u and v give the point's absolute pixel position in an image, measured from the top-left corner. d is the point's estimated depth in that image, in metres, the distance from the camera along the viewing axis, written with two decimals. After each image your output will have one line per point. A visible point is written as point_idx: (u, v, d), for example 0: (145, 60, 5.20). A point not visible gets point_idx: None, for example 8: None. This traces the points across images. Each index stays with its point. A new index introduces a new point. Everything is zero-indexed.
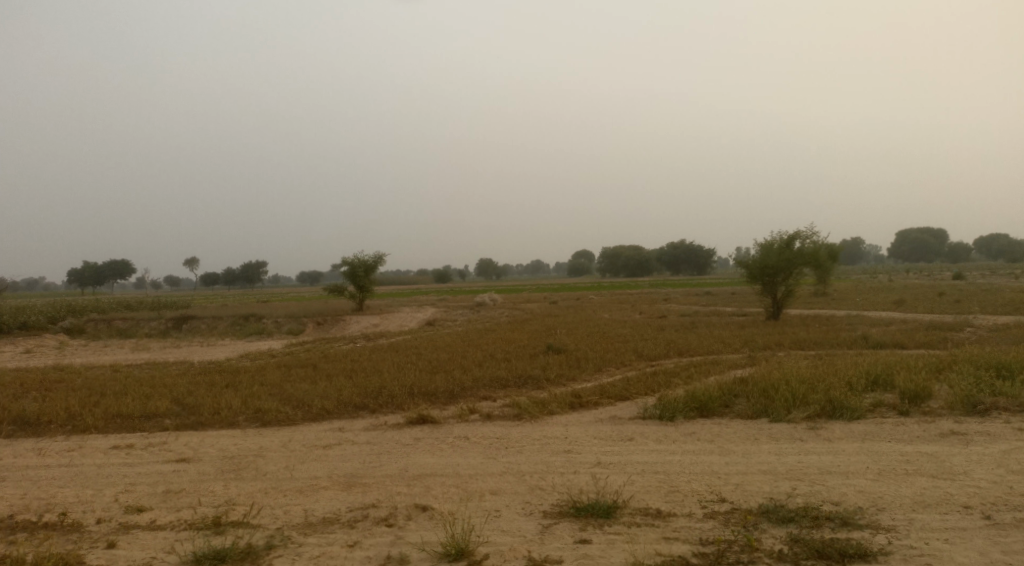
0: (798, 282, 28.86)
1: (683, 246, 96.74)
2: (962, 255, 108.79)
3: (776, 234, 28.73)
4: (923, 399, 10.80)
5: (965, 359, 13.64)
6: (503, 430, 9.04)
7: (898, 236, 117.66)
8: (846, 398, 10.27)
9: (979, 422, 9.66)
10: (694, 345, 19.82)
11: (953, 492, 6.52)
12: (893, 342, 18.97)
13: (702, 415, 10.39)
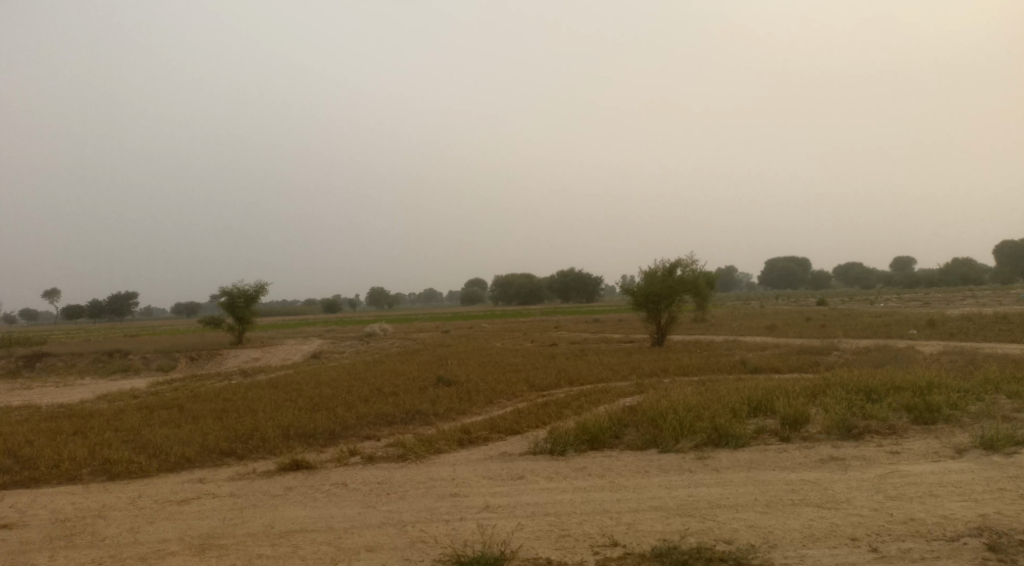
0: (681, 309, 29.73)
1: (574, 275, 98.87)
2: (825, 282, 116.83)
3: (660, 263, 29.51)
4: (802, 424, 11.06)
5: (836, 383, 14.21)
6: (385, 474, 8.45)
7: (769, 264, 125.00)
8: (731, 425, 10.35)
9: (854, 446, 9.94)
10: (584, 373, 19.82)
11: (839, 523, 6.54)
12: (769, 366, 19.70)
13: (591, 447, 10.17)
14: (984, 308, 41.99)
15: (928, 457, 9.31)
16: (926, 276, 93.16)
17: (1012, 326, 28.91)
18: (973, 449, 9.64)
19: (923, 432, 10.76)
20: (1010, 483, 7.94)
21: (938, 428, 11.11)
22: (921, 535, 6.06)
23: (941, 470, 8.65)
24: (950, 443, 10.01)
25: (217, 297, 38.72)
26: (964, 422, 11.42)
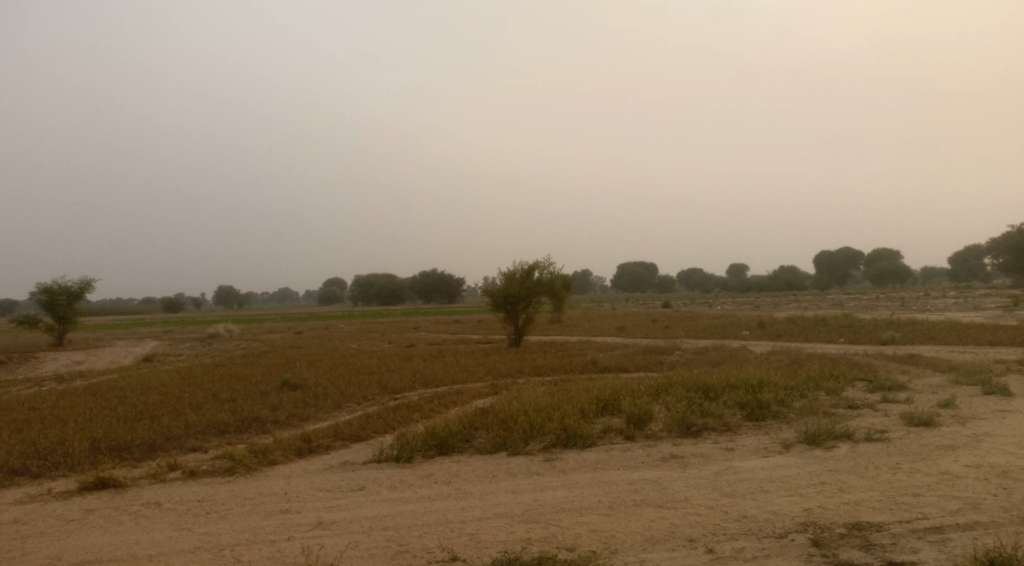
0: (538, 310, 30.10)
1: (435, 275, 98.32)
2: (671, 286, 123.60)
3: (518, 265, 29.66)
4: (646, 422, 11.30)
5: (678, 381, 14.74)
6: (208, 490, 7.67)
7: (621, 268, 130.53)
8: (579, 426, 10.36)
9: (693, 444, 10.24)
10: (438, 375, 19.46)
11: (677, 523, 6.61)
12: (618, 366, 20.25)
13: (439, 453, 9.81)
14: (807, 311, 45.90)
15: (759, 453, 9.74)
16: (759, 282, 100.85)
17: (830, 328, 31.67)
18: (798, 444, 10.23)
19: (755, 428, 11.30)
20: (830, 477, 8.42)
21: (768, 424, 11.74)
22: (753, 533, 6.22)
23: (770, 465, 9.05)
24: (778, 438, 10.56)
25: (34, 294, 34.78)
26: (790, 417, 12.15)
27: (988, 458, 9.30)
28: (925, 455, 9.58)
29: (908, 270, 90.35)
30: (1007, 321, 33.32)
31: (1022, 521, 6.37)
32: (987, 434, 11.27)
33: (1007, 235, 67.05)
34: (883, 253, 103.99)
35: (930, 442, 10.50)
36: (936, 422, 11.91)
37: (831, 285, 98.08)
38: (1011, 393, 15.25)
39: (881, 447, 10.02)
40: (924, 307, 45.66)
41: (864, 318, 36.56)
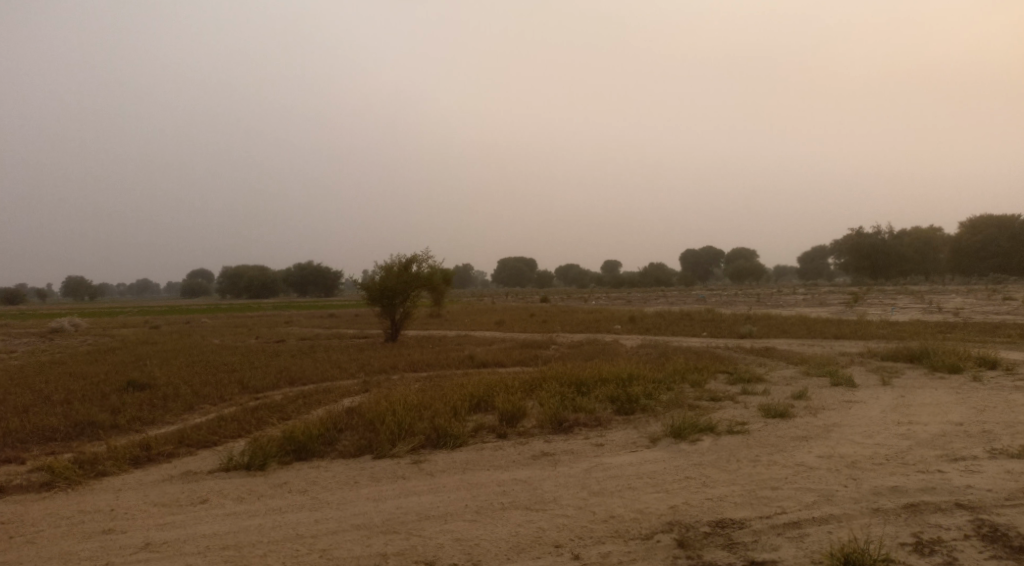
0: (415, 304, 29.45)
1: (310, 267, 94.97)
2: (549, 282, 125.92)
3: (396, 258, 28.84)
4: (518, 419, 11.06)
5: (552, 376, 14.68)
6: (16, 513, 6.68)
7: (500, 263, 131.63)
8: (450, 424, 9.95)
9: (564, 440, 10.10)
10: (307, 372, 18.49)
11: (544, 527, 6.34)
12: (494, 360, 20.04)
13: (297, 458, 9.11)
14: (674, 306, 47.91)
15: (628, 447, 9.72)
16: (630, 278, 104.54)
17: (695, 322, 33.01)
18: (665, 438, 10.31)
19: (624, 422, 11.33)
20: (695, 471, 8.47)
21: (637, 418, 11.82)
22: (620, 535, 6.06)
23: (639, 461, 9.02)
24: (646, 433, 10.62)
25: None
26: (658, 411, 12.30)
27: (837, 448, 9.73)
28: (782, 446, 9.89)
29: (763, 269, 96.54)
30: (850, 317, 36.03)
31: (870, 512, 6.58)
32: (836, 424, 11.87)
33: (849, 237, 72.79)
34: (743, 252, 110.50)
35: (786, 433, 10.89)
36: (790, 413, 12.44)
37: (696, 282, 103.15)
38: (855, 384, 16.29)
39: (742, 439, 10.27)
40: (777, 303, 48.68)
41: (726, 313, 38.44)
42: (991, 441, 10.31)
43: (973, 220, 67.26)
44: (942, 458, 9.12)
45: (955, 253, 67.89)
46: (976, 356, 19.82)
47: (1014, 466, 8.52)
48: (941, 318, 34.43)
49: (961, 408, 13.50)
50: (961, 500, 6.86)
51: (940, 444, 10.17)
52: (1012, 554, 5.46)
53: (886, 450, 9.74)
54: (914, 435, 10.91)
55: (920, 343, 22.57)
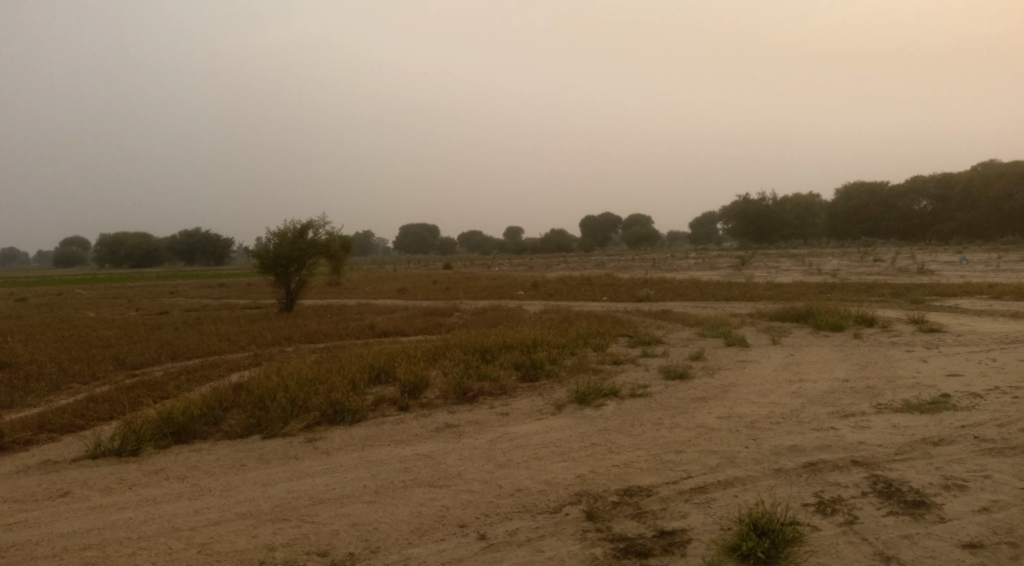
0: (312, 271, 28.28)
1: (199, 235, 90.19)
2: (451, 249, 125.20)
3: (290, 224, 27.52)
4: (420, 390, 10.64)
5: (455, 344, 14.31)
6: None
7: (401, 230, 129.62)
8: (348, 398, 9.43)
9: (468, 410, 9.77)
10: (192, 346, 17.35)
11: (448, 505, 6.01)
12: (395, 329, 19.47)
13: (177, 441, 8.39)
14: (574, 271, 48.50)
15: (533, 416, 9.50)
16: (531, 244, 105.29)
17: (594, 287, 33.37)
18: (570, 404, 10.17)
19: (529, 389, 11.12)
20: (601, 438, 8.35)
21: (542, 384, 11.65)
22: (528, 510, 5.81)
23: (545, 429, 8.82)
24: (551, 399, 10.44)
25: None
26: (562, 377, 12.17)
27: (737, 409, 9.86)
28: (684, 408, 9.94)
29: (658, 234, 99.44)
30: (738, 279, 37.45)
31: (772, 473, 6.62)
32: (733, 384, 12.11)
33: (736, 203, 75.73)
34: (640, 218, 113.30)
35: (686, 395, 10.99)
36: (689, 375, 12.60)
37: (595, 247, 105.06)
38: (747, 345, 16.78)
39: (645, 402, 10.27)
40: (671, 267, 50.03)
41: (624, 277, 39.16)
42: (876, 396, 10.73)
43: (847, 187, 71.58)
44: (834, 415, 9.39)
45: (830, 218, 72.08)
46: (855, 315, 20.89)
47: (900, 420, 8.86)
48: (822, 279, 36.33)
49: (845, 365, 14.10)
50: (856, 457, 7.01)
51: (830, 401, 10.50)
52: (907, 509, 5.57)
53: (781, 409, 9.96)
54: (806, 393, 11.24)
55: (804, 303, 23.62)
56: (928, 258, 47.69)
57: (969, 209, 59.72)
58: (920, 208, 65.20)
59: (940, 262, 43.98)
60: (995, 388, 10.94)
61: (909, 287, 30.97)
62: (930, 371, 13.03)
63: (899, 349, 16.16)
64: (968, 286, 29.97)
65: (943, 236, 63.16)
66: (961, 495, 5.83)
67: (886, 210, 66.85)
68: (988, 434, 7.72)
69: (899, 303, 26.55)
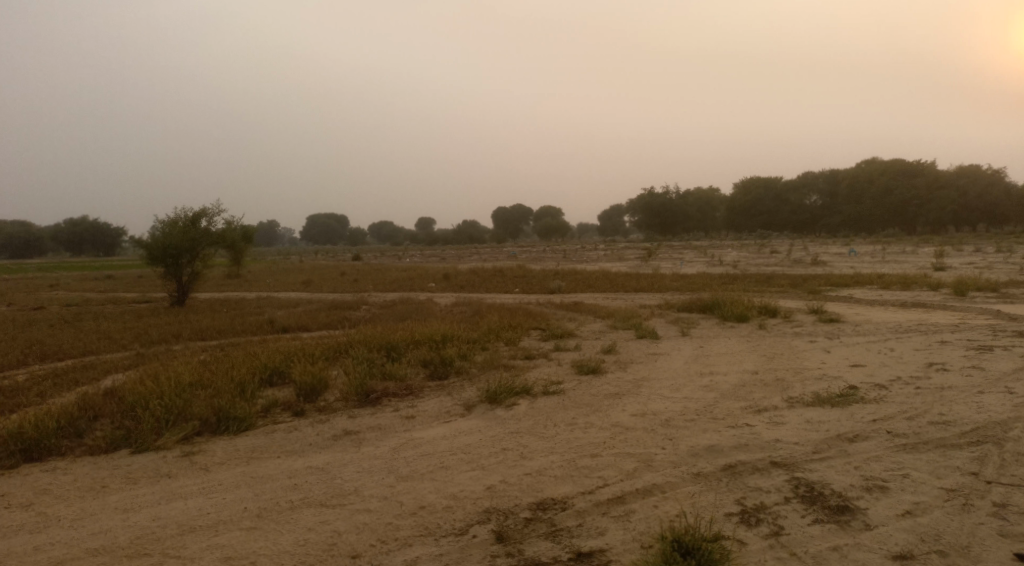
0: (205, 263, 26.59)
1: (86, 224, 84.42)
2: (360, 239, 122.57)
3: (181, 212, 25.74)
4: (318, 393, 9.81)
5: (359, 340, 13.46)
6: None
7: (308, 219, 125.78)
8: (234, 405, 8.58)
9: (370, 414, 9.03)
10: (66, 345, 15.80)
11: (341, 530, 5.37)
12: (295, 324, 18.36)
13: (26, 459, 7.36)
14: (484, 263, 48.06)
15: (441, 418, 8.86)
16: (442, 235, 104.22)
17: (506, 278, 32.92)
18: (480, 404, 9.57)
19: (437, 387, 10.45)
20: (513, 441, 7.81)
21: (451, 382, 11.00)
22: (429, 534, 5.23)
23: (452, 433, 8.19)
24: (460, 399, 9.81)
25: None
26: (473, 375, 11.56)
27: (651, 405, 9.52)
28: (597, 406, 9.53)
29: (568, 226, 100.28)
30: (647, 270, 37.81)
31: (692, 477, 6.26)
32: (646, 378, 11.82)
33: (641, 196, 77.05)
34: (550, 209, 114.17)
35: (600, 391, 10.60)
36: (602, 369, 12.25)
37: (506, 238, 105.11)
38: (657, 337, 16.65)
39: (558, 400, 9.82)
40: (580, 258, 50.22)
41: (534, 268, 38.96)
42: (787, 389, 10.65)
43: (745, 182, 74.09)
44: (747, 410, 9.18)
45: (730, 212, 74.41)
46: (758, 305, 21.26)
47: (813, 414, 8.71)
48: (724, 270, 37.17)
49: (753, 357, 14.13)
50: (775, 458, 6.75)
51: (743, 394, 10.33)
52: (832, 517, 5.30)
53: (695, 404, 9.69)
54: (718, 386, 11.07)
55: (710, 294, 23.90)
56: (819, 249, 49.87)
57: (855, 203, 62.99)
58: (811, 202, 68.43)
59: (831, 253, 46.02)
60: (898, 379, 11.06)
61: (806, 279, 31.96)
62: (834, 362, 13.17)
63: (803, 340, 16.38)
64: (859, 277, 31.30)
65: (830, 230, 66.43)
66: (884, 498, 5.62)
67: (780, 204, 69.76)
68: (900, 429, 7.64)
69: (798, 294, 27.36)
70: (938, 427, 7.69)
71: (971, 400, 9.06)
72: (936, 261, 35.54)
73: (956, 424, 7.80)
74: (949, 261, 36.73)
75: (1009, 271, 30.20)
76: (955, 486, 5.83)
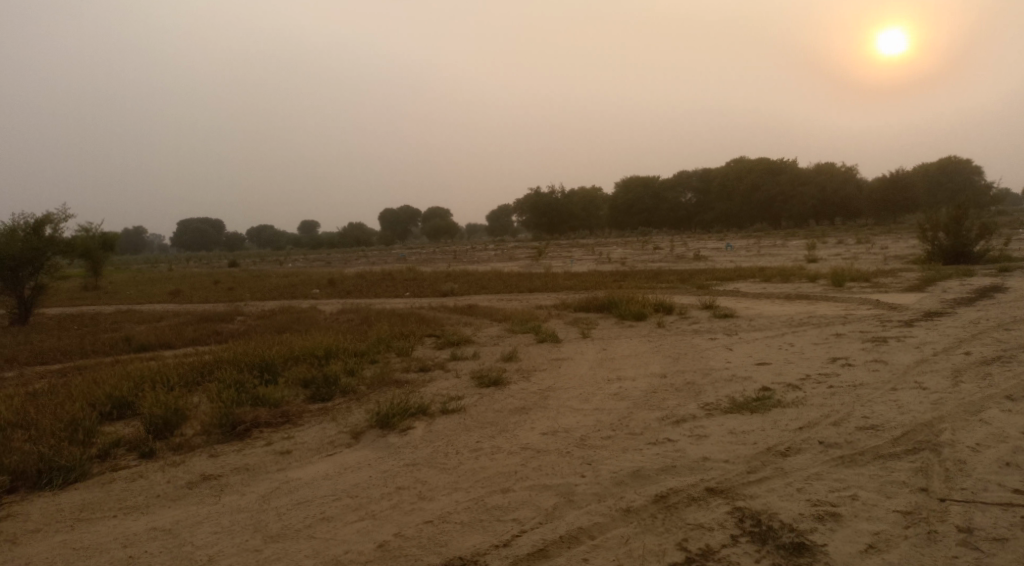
0: (52, 275, 23.65)
1: None
2: (239, 244, 116.57)
3: (20, 219, 22.71)
4: (173, 427, 8.28)
5: (230, 357, 11.83)
6: None
7: (180, 223, 118.40)
8: (61, 452, 7.05)
9: (238, 452, 7.61)
10: None
11: None
12: (157, 341, 16.32)
13: None
14: (371, 266, 46.21)
15: (322, 452, 7.56)
16: (327, 238, 100.61)
17: (395, 282, 31.43)
18: (369, 431, 8.31)
19: (319, 412, 9.09)
20: (409, 476, 6.66)
21: (335, 405, 9.66)
22: None
23: (335, 471, 6.92)
24: (346, 425, 8.50)
25: None
26: (360, 394, 10.24)
27: (562, 421, 8.58)
28: (502, 425, 8.48)
29: (456, 227, 99.19)
30: (538, 269, 37.35)
31: (622, 515, 5.35)
32: (552, 388, 10.90)
33: (528, 196, 77.07)
34: (438, 210, 112.79)
35: (504, 406, 9.57)
36: (504, 380, 11.23)
37: (393, 239, 102.84)
38: (558, 340, 15.84)
39: (457, 420, 8.71)
40: (470, 259, 49.39)
41: (424, 270, 37.61)
42: (700, 394, 10.01)
43: (627, 180, 75.43)
44: (664, 421, 8.41)
45: (612, 210, 75.56)
46: (653, 302, 20.96)
47: (735, 424, 8.02)
48: (613, 268, 37.21)
49: (658, 358, 13.55)
50: (709, 482, 5.96)
51: (656, 403, 9.57)
52: (790, 560, 4.56)
53: (609, 416, 8.82)
54: (628, 394, 10.30)
55: (604, 293, 23.46)
56: (697, 245, 51.29)
57: (728, 200, 65.43)
58: (686, 200, 70.69)
59: (709, 249, 47.24)
60: (808, 378, 10.65)
61: (691, 274, 32.35)
62: (739, 361, 12.75)
63: (703, 338, 15.99)
64: (741, 270, 31.99)
65: (707, 226, 68.82)
66: (839, 529, 4.94)
67: (659, 202, 71.50)
68: (831, 439, 7.04)
69: (687, 290, 27.46)
70: (868, 434, 7.15)
71: (889, 399, 8.68)
72: (808, 253, 37.02)
73: (885, 429, 7.29)
74: (819, 253, 38.29)
75: (875, 261, 31.61)
76: (909, 507, 5.22)
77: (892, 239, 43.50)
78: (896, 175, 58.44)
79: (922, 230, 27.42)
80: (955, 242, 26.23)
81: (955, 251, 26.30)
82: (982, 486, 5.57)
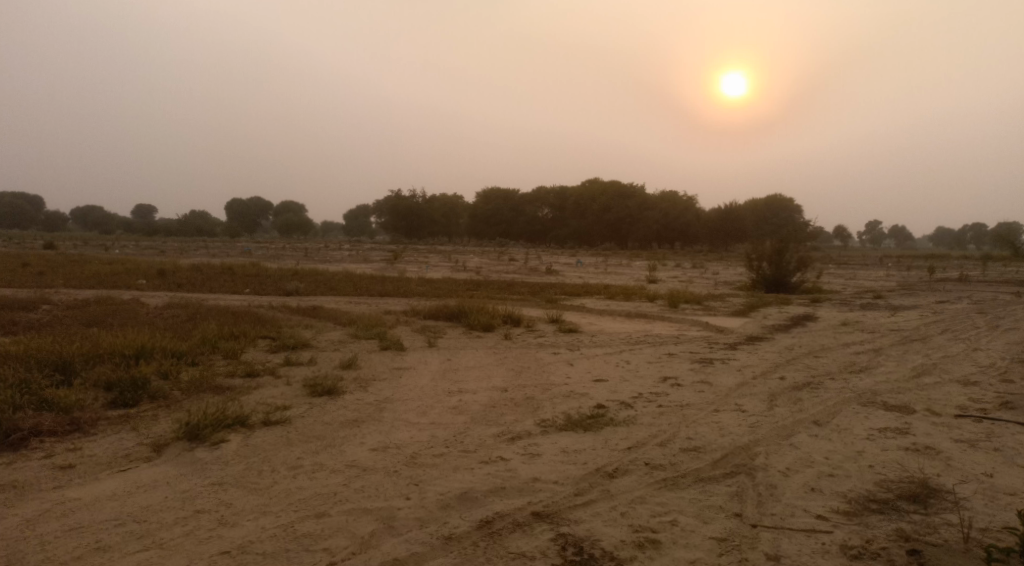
0: None
1: None
2: (61, 224, 105.78)
3: None
4: None
5: (19, 351, 10.37)
6: None
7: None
8: None
9: (8, 466, 6.56)
10: None
11: None
12: None
13: None
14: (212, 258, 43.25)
15: (113, 467, 6.68)
16: (165, 225, 93.62)
17: (235, 278, 29.53)
18: (176, 443, 7.49)
19: (119, 420, 8.10)
20: (213, 496, 6.00)
21: (141, 412, 8.67)
22: None
23: (125, 490, 6.11)
24: (149, 436, 7.61)
25: None
26: (172, 400, 9.28)
27: (394, 436, 8.18)
28: (328, 440, 7.94)
29: (309, 223, 95.59)
30: (390, 273, 36.61)
31: (443, 544, 5.07)
32: (389, 400, 10.45)
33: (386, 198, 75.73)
34: (290, 205, 108.30)
35: (333, 417, 9.01)
36: (339, 389, 10.64)
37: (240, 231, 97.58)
38: (402, 348, 15.38)
39: (279, 433, 8.06)
40: (322, 258, 47.59)
41: (269, 267, 35.71)
42: (537, 410, 9.95)
43: (486, 191, 76.11)
44: (499, 438, 8.23)
45: (470, 219, 75.98)
46: (501, 313, 20.99)
47: (568, 443, 7.98)
48: (465, 276, 37.20)
49: (500, 371, 13.45)
50: (535, 505, 5.80)
51: (493, 418, 9.38)
52: None
53: (443, 432, 8.52)
54: (466, 408, 10.04)
55: (454, 301, 23.24)
56: (550, 258, 52.56)
57: (580, 218, 67.65)
58: (542, 215, 72.35)
59: (560, 263, 48.50)
60: (641, 397, 10.89)
61: (541, 287, 32.93)
62: (578, 377, 12.90)
63: (546, 352, 16.13)
64: (588, 286, 32.95)
65: (559, 241, 70.81)
66: (658, 557, 4.93)
67: (516, 215, 72.71)
68: (657, 460, 7.15)
69: (536, 303, 27.85)
70: (691, 456, 7.33)
71: (712, 421, 9.02)
72: (650, 274, 38.87)
73: (707, 451, 7.51)
74: (660, 274, 40.38)
75: (709, 285, 33.70)
76: (724, 533, 5.32)
77: (725, 266, 46.74)
78: (730, 206, 63.08)
79: (750, 259, 29.54)
80: (776, 272, 28.47)
81: (775, 280, 28.54)
82: (790, 512, 5.80)
